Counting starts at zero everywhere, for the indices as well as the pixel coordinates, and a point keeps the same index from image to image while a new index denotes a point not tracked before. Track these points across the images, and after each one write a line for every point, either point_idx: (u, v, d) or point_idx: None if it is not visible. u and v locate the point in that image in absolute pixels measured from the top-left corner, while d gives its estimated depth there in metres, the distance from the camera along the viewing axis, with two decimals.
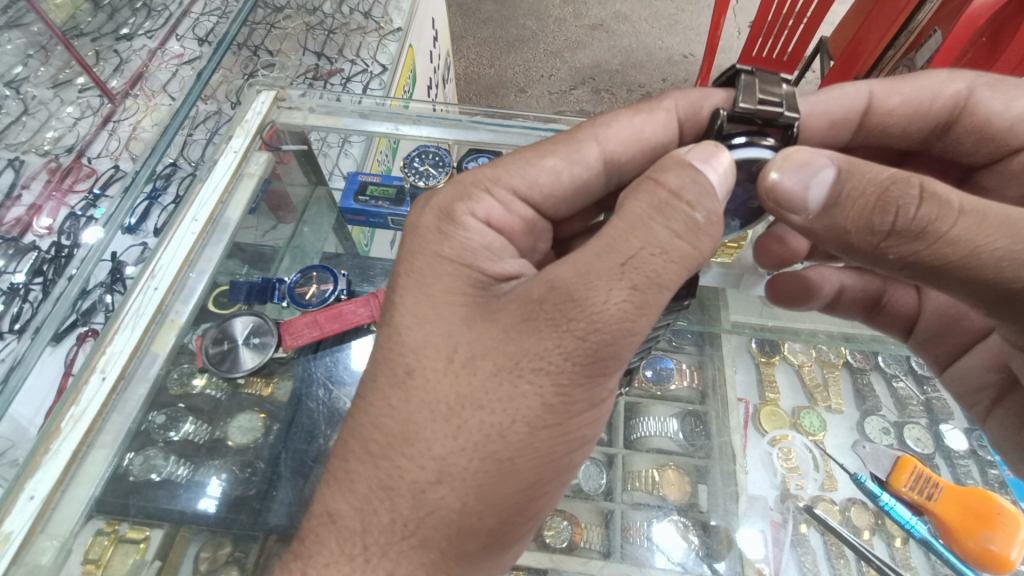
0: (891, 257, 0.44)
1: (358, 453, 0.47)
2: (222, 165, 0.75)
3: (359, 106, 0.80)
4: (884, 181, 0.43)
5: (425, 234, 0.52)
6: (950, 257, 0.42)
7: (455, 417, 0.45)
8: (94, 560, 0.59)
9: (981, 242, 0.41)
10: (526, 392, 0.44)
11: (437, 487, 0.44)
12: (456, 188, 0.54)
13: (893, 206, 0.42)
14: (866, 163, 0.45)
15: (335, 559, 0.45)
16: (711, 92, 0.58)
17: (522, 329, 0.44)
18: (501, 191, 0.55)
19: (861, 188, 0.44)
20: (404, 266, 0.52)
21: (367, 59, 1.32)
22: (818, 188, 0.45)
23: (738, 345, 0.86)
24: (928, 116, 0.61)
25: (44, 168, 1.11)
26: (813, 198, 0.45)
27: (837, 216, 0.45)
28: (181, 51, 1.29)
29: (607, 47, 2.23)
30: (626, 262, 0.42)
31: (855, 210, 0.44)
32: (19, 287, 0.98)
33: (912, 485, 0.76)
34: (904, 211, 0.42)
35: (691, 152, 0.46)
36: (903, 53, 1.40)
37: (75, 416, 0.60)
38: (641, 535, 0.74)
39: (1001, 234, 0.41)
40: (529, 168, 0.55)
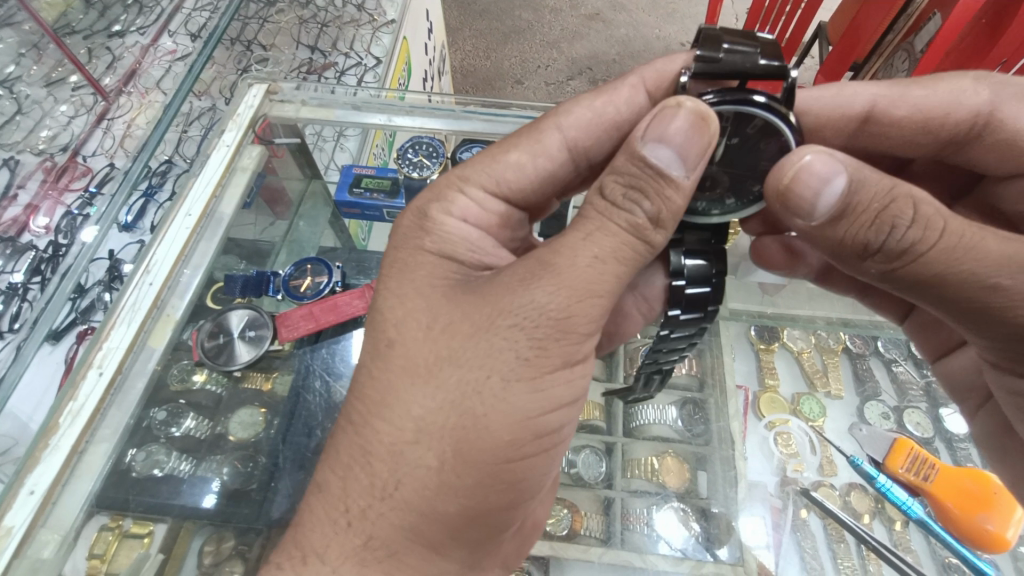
0: (870, 268, 0.46)
1: (358, 429, 0.46)
2: (215, 159, 0.75)
3: (352, 97, 0.80)
4: (886, 196, 0.43)
5: (407, 225, 0.53)
6: (923, 276, 0.45)
7: (434, 379, 0.44)
8: (99, 555, 0.59)
9: (945, 267, 0.44)
10: (503, 348, 0.43)
11: (415, 447, 0.44)
12: (431, 190, 0.55)
13: (888, 226, 0.43)
14: (870, 168, 0.44)
15: (345, 535, 0.45)
16: (662, 69, 0.55)
17: (500, 290, 0.44)
18: (472, 188, 0.55)
19: (865, 202, 0.43)
20: (405, 254, 0.51)
21: (362, 52, 1.32)
22: (827, 199, 0.43)
23: (738, 333, 0.87)
24: (940, 129, 0.58)
25: (39, 167, 1.11)
26: (821, 205, 0.44)
27: (838, 226, 0.45)
28: (174, 47, 1.28)
29: (604, 37, 2.22)
30: (589, 232, 0.44)
31: (854, 224, 0.44)
32: (18, 287, 0.98)
33: (908, 467, 0.76)
34: (895, 233, 0.43)
35: (642, 136, 0.42)
36: (902, 37, 1.38)
37: (74, 410, 0.60)
38: (641, 522, 0.74)
39: (967, 260, 0.44)
40: (495, 165, 0.55)
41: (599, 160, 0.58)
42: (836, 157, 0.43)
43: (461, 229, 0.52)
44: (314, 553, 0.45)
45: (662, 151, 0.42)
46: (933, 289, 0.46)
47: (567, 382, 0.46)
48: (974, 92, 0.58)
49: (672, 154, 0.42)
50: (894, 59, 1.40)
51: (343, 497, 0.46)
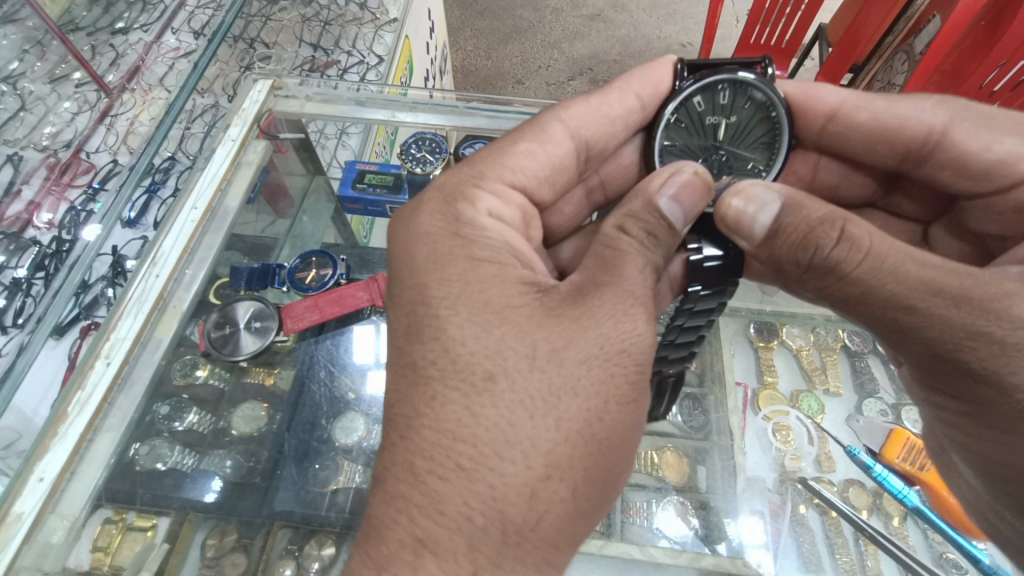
0: (811, 285, 0.50)
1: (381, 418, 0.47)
2: (220, 154, 0.76)
3: (356, 93, 0.80)
4: (814, 220, 0.47)
5: (440, 240, 0.52)
6: (849, 294, 0.48)
7: (553, 410, 0.44)
8: (103, 548, 0.59)
9: (875, 284, 0.46)
10: (616, 373, 0.46)
11: (547, 484, 0.43)
12: (442, 190, 0.55)
13: (814, 246, 0.47)
14: (806, 200, 0.49)
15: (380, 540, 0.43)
16: (652, 70, 0.60)
17: (597, 311, 0.47)
18: (488, 183, 0.57)
19: (793, 225, 0.48)
20: (452, 272, 0.50)
21: (364, 51, 1.33)
22: (761, 222, 0.49)
23: (737, 329, 0.89)
24: (901, 140, 0.60)
25: (42, 163, 1.11)
26: (756, 229, 0.50)
27: (775, 247, 0.50)
28: (177, 44, 1.29)
29: (605, 37, 2.22)
30: (646, 264, 0.49)
31: (787, 245, 0.49)
32: (22, 281, 0.98)
33: (904, 457, 0.78)
34: (820, 251, 0.47)
35: (658, 189, 0.51)
36: (902, 39, 1.40)
37: (82, 399, 0.60)
38: (640, 515, 0.75)
39: (891, 279, 0.46)
40: (508, 158, 0.58)
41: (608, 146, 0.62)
42: (770, 188, 0.50)
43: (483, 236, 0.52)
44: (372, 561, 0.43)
45: (673, 208, 0.51)
46: (860, 308, 0.48)
47: (582, 372, 0.45)
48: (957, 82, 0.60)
49: (679, 211, 0.51)
50: (894, 60, 1.42)
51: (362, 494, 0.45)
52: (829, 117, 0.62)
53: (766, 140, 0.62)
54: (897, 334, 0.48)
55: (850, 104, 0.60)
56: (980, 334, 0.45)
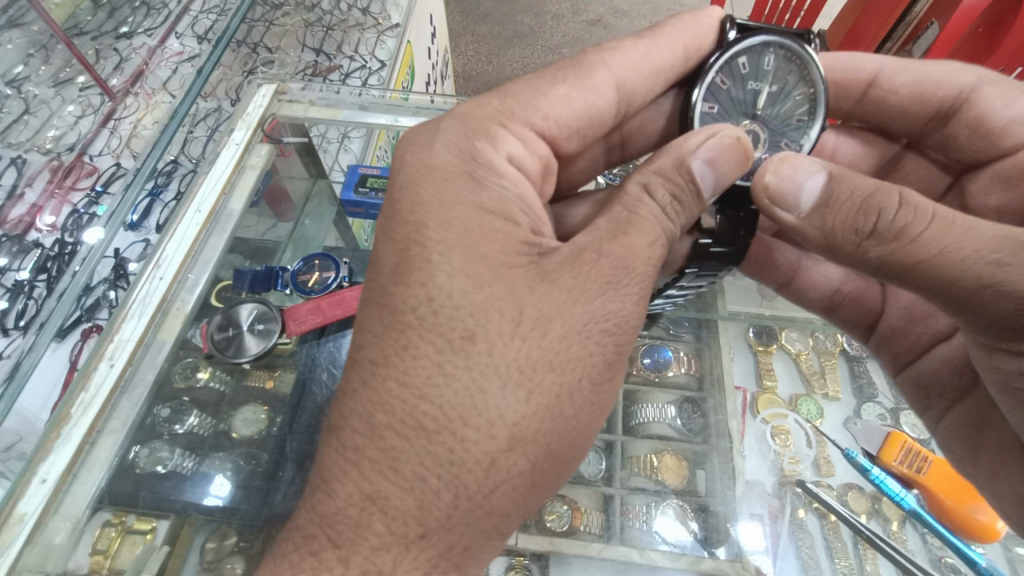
0: (870, 257, 0.48)
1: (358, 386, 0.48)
2: (225, 157, 0.76)
3: (358, 98, 0.81)
4: (869, 187, 0.48)
5: (450, 177, 0.50)
6: (922, 257, 0.45)
7: (527, 382, 0.45)
8: (102, 552, 0.59)
9: (949, 242, 0.44)
10: (595, 351, 0.47)
11: (508, 454, 0.45)
12: (470, 126, 0.53)
13: (875, 211, 0.47)
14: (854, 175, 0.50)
15: (340, 510, 0.45)
16: (700, 25, 0.60)
17: (589, 303, 0.47)
18: (516, 126, 0.55)
19: (847, 192, 0.48)
20: (458, 241, 0.48)
21: (366, 55, 1.34)
22: (810, 188, 0.49)
23: (737, 333, 0.88)
24: (932, 99, 0.64)
25: (46, 166, 1.12)
26: (806, 197, 0.50)
27: (828, 216, 0.49)
28: (181, 49, 1.30)
29: (606, 43, 2.24)
30: (660, 231, 0.49)
31: (842, 212, 0.48)
32: (24, 284, 0.99)
33: (901, 460, 0.78)
34: (884, 215, 0.46)
35: (695, 149, 0.50)
36: (901, 45, 1.42)
37: (84, 401, 0.61)
38: (639, 518, 0.75)
39: (967, 237, 0.44)
40: (541, 99, 0.56)
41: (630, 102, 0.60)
42: (815, 164, 0.50)
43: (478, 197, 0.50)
44: (328, 525, 0.45)
45: (706, 171, 0.50)
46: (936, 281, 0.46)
47: (579, 378, 0.46)
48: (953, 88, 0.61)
49: (711, 177, 0.50)
50: None
51: (325, 451, 0.47)
52: (866, 87, 0.65)
53: (802, 116, 0.62)
54: (978, 297, 0.45)
55: (887, 70, 0.64)
56: None
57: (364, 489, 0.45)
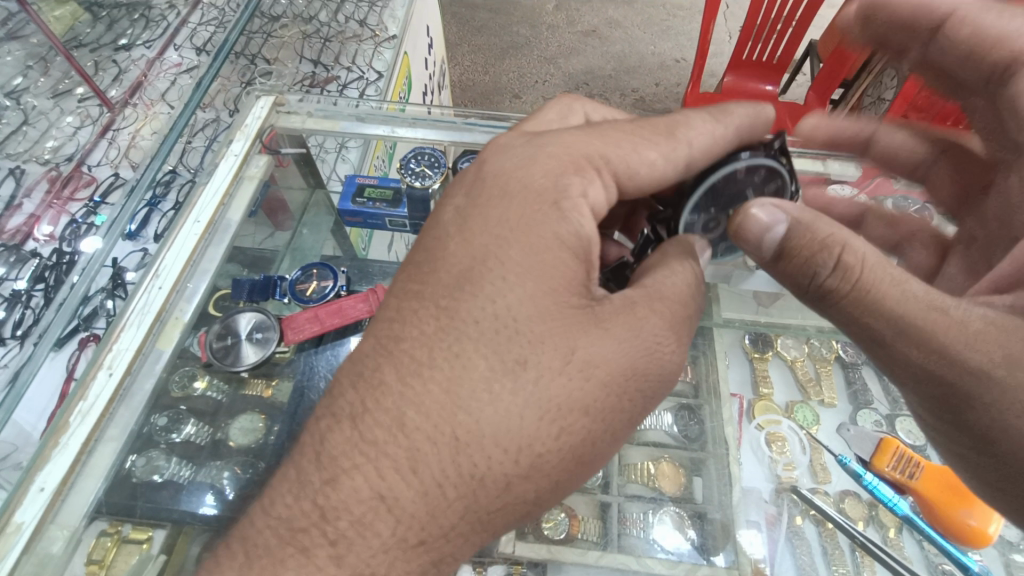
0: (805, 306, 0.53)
1: (352, 382, 0.47)
2: (223, 169, 0.77)
3: (355, 109, 0.82)
4: (816, 246, 0.48)
5: (538, 206, 0.49)
6: (838, 319, 0.50)
7: (561, 420, 0.45)
8: (98, 561, 0.59)
9: (857, 314, 0.48)
10: (623, 390, 0.47)
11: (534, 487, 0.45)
12: (568, 161, 0.51)
13: (812, 272, 0.49)
14: (818, 222, 0.49)
15: (347, 504, 0.43)
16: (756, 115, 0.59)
17: (597, 312, 0.47)
18: (606, 175, 0.52)
19: (798, 247, 0.48)
20: (456, 240, 0.49)
21: (363, 66, 1.35)
22: (770, 239, 0.49)
23: (732, 341, 0.89)
24: (989, 56, 0.60)
25: (44, 176, 1.13)
26: (768, 243, 0.49)
27: (774, 268, 0.51)
28: (179, 60, 1.31)
29: (601, 53, 2.27)
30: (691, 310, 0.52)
31: (788, 267, 0.50)
32: (21, 294, 0.99)
33: (894, 465, 0.78)
34: (817, 277, 0.48)
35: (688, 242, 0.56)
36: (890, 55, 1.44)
37: (84, 409, 0.62)
38: (637, 526, 0.75)
39: (873, 313, 0.48)
40: (633, 156, 0.53)
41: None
42: (779, 203, 0.50)
43: (475, 199, 0.51)
44: (326, 514, 0.43)
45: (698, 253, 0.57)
46: (856, 329, 0.50)
47: (586, 383, 0.46)
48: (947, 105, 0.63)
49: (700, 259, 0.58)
50: (884, 76, 1.45)
51: (329, 438, 0.45)
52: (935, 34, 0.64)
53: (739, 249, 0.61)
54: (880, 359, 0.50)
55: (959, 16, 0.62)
56: (970, 374, 0.46)
57: (377, 488, 0.43)
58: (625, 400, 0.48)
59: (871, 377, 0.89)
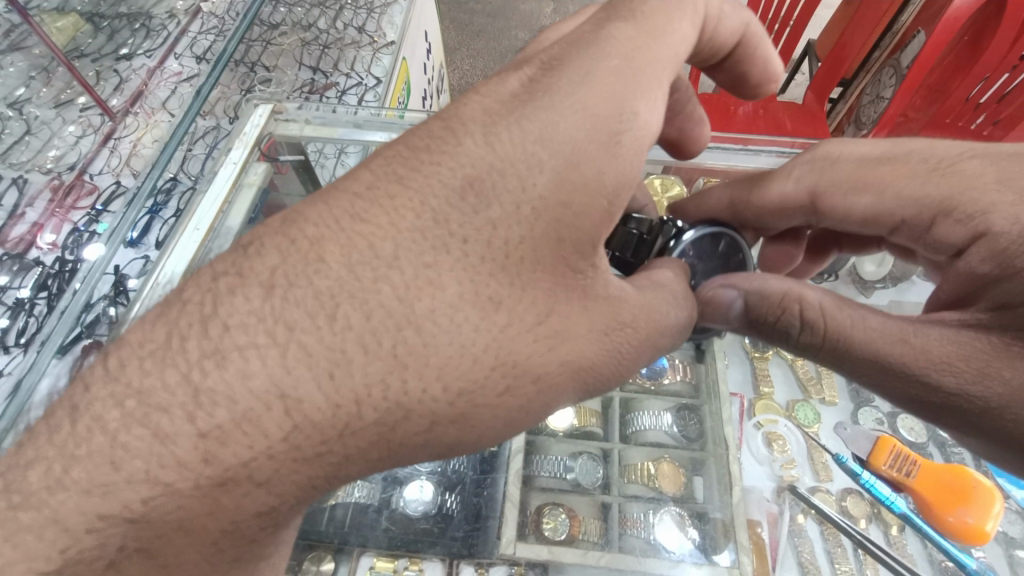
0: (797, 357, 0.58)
1: (283, 255, 0.38)
2: (222, 176, 0.78)
3: (353, 116, 0.83)
4: (775, 309, 0.55)
5: (591, 124, 0.41)
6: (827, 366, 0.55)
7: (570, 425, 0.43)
8: None
9: (839, 361, 0.53)
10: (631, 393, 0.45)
11: None
12: (624, 58, 0.43)
13: (784, 331, 0.55)
14: (770, 286, 0.55)
15: (230, 389, 0.35)
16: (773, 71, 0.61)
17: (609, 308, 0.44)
18: (663, 76, 0.45)
19: (761, 314, 0.56)
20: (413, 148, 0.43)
21: (362, 72, 1.36)
22: (734, 312, 0.56)
23: (732, 340, 0.88)
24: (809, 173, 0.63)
25: (47, 186, 1.14)
26: (734, 317, 0.57)
27: (754, 331, 0.58)
28: (179, 69, 1.32)
29: None
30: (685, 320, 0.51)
31: (763, 329, 0.56)
32: (25, 302, 1.00)
33: (891, 464, 0.77)
34: (790, 335, 0.55)
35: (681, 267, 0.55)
36: (888, 55, 1.45)
37: None
38: (638, 527, 0.75)
39: (852, 359, 0.52)
40: (670, 38, 0.46)
41: (716, 46, 0.56)
42: (728, 279, 0.57)
43: (462, 109, 0.44)
44: (200, 397, 0.35)
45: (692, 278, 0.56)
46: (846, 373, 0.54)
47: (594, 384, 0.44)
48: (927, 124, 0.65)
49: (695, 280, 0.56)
50: (881, 74, 1.45)
51: (230, 302, 0.37)
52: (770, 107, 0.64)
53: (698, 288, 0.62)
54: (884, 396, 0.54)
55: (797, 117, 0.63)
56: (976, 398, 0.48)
57: (278, 380, 0.35)
58: (591, 369, 0.44)
59: None
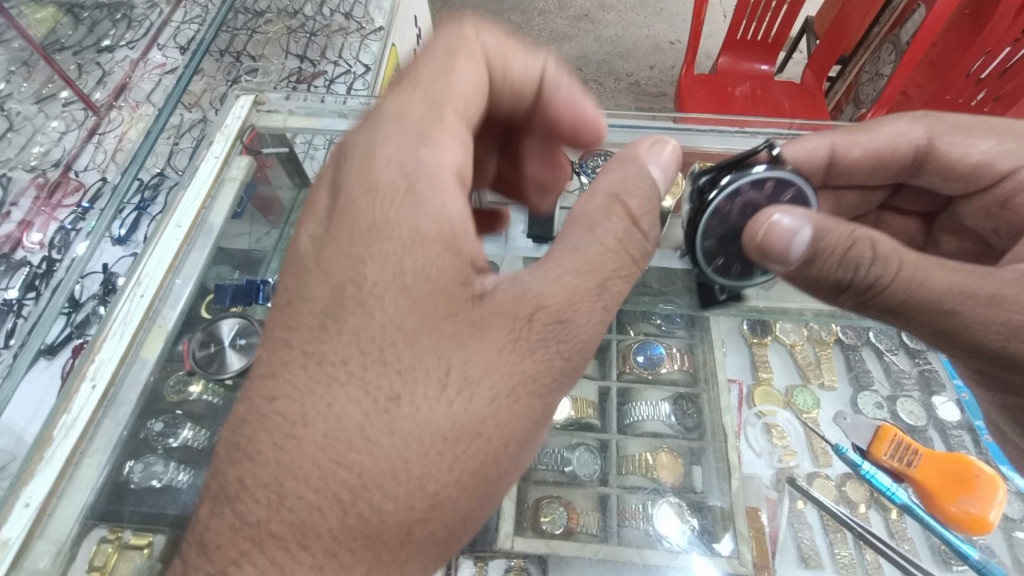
0: (846, 299, 0.56)
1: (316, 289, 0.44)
2: (203, 171, 0.76)
3: (340, 106, 0.81)
4: (847, 240, 0.52)
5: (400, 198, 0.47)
6: (891, 305, 0.54)
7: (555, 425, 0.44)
8: (100, 567, 0.59)
9: (911, 296, 0.52)
10: None
11: None
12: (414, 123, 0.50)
13: (854, 266, 0.52)
14: (835, 219, 0.52)
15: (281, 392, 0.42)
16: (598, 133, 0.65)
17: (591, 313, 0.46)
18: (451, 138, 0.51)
19: (831, 246, 0.52)
20: (361, 224, 0.47)
21: (351, 60, 1.34)
22: (797, 245, 0.52)
23: (731, 327, 0.88)
24: (894, 160, 0.71)
25: (32, 183, 1.12)
26: (795, 251, 0.52)
27: (812, 269, 0.53)
28: (163, 60, 1.29)
29: (593, 38, 2.23)
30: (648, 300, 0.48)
31: (828, 263, 0.53)
32: (13, 302, 0.99)
33: (892, 454, 0.76)
34: (859, 270, 0.52)
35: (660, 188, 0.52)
36: (889, 30, 1.42)
37: (67, 423, 0.61)
38: (637, 518, 0.74)
39: (927, 291, 0.52)
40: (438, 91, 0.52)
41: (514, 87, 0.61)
42: (792, 210, 0.53)
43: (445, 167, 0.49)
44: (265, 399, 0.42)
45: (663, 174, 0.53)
46: (905, 313, 0.54)
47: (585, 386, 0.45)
48: (915, 126, 0.69)
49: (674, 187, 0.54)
50: (881, 51, 1.43)
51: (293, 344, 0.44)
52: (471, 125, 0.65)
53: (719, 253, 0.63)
54: (939, 335, 0.55)
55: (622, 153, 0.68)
56: None
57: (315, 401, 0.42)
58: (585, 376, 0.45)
59: (870, 360, 0.90)
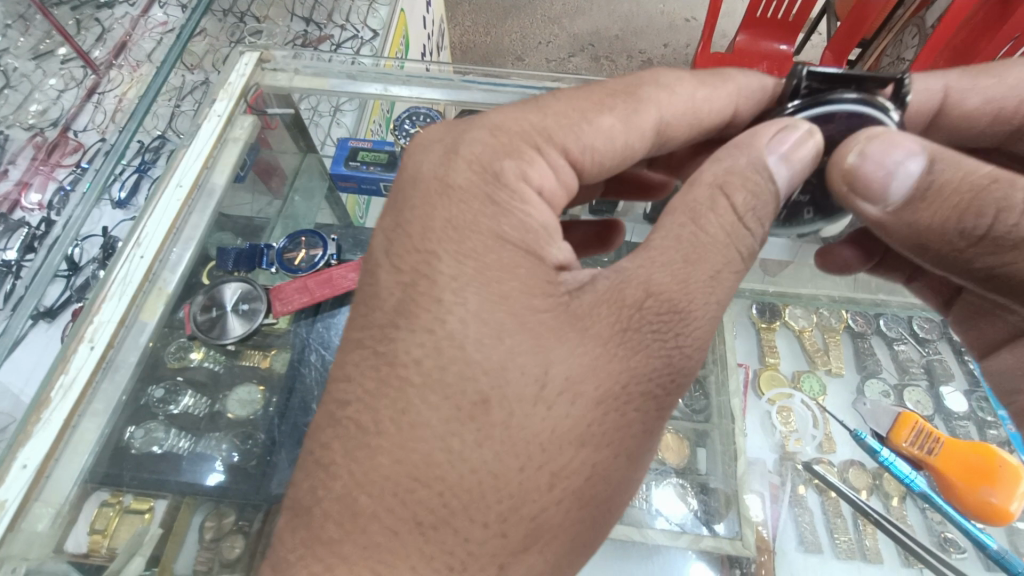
0: (976, 264, 0.44)
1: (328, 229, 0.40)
2: (205, 129, 0.73)
3: (348, 66, 0.77)
4: (980, 181, 0.42)
5: (469, 201, 0.45)
6: None
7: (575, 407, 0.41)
8: (100, 530, 0.59)
9: None
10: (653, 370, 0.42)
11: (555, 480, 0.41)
12: None
13: (990, 211, 0.41)
14: (960, 156, 0.43)
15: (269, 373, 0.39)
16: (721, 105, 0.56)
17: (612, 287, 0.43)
18: None
19: (951, 185, 0.42)
20: (418, 228, 0.45)
21: (358, 24, 1.29)
22: (900, 178, 0.43)
23: (739, 311, 0.86)
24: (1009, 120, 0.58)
25: (30, 142, 1.09)
26: (895, 188, 0.44)
27: (920, 213, 0.44)
28: (164, 19, 1.24)
29: (607, 12, 2.17)
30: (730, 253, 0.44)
31: (944, 209, 0.43)
32: (12, 264, 0.97)
33: (912, 441, 0.76)
34: (1002, 218, 0.41)
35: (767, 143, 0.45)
36: (913, 12, 1.37)
37: (65, 384, 0.59)
38: (640, 498, 0.73)
39: None
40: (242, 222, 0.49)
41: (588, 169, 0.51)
42: (906, 137, 0.43)
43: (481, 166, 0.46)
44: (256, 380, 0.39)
45: (781, 164, 0.45)
46: None
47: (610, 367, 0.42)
48: None
49: (786, 173, 0.45)
50: (905, 34, 1.38)
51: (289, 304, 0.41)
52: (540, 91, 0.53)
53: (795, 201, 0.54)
54: None
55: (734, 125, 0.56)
56: None
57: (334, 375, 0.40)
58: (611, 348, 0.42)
59: (878, 347, 0.88)
